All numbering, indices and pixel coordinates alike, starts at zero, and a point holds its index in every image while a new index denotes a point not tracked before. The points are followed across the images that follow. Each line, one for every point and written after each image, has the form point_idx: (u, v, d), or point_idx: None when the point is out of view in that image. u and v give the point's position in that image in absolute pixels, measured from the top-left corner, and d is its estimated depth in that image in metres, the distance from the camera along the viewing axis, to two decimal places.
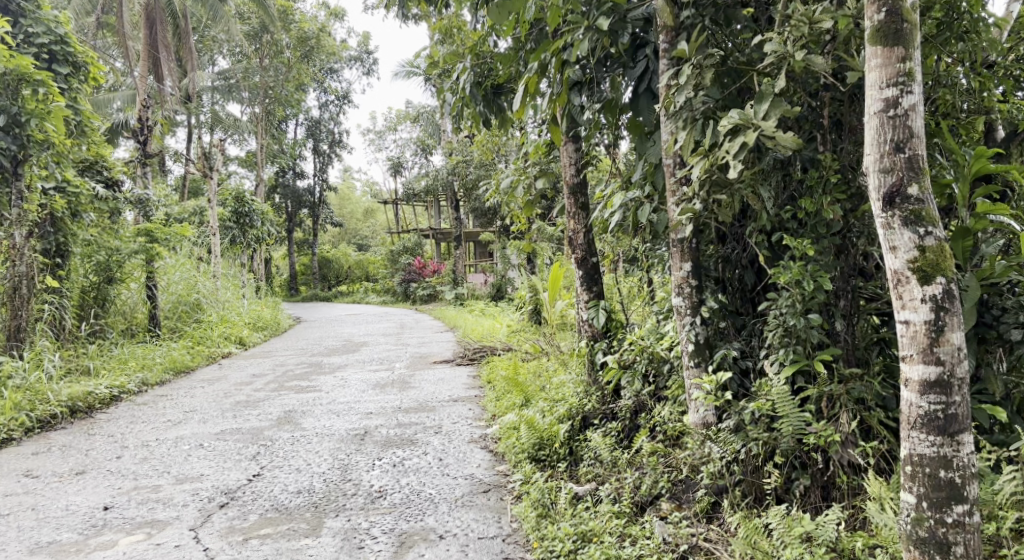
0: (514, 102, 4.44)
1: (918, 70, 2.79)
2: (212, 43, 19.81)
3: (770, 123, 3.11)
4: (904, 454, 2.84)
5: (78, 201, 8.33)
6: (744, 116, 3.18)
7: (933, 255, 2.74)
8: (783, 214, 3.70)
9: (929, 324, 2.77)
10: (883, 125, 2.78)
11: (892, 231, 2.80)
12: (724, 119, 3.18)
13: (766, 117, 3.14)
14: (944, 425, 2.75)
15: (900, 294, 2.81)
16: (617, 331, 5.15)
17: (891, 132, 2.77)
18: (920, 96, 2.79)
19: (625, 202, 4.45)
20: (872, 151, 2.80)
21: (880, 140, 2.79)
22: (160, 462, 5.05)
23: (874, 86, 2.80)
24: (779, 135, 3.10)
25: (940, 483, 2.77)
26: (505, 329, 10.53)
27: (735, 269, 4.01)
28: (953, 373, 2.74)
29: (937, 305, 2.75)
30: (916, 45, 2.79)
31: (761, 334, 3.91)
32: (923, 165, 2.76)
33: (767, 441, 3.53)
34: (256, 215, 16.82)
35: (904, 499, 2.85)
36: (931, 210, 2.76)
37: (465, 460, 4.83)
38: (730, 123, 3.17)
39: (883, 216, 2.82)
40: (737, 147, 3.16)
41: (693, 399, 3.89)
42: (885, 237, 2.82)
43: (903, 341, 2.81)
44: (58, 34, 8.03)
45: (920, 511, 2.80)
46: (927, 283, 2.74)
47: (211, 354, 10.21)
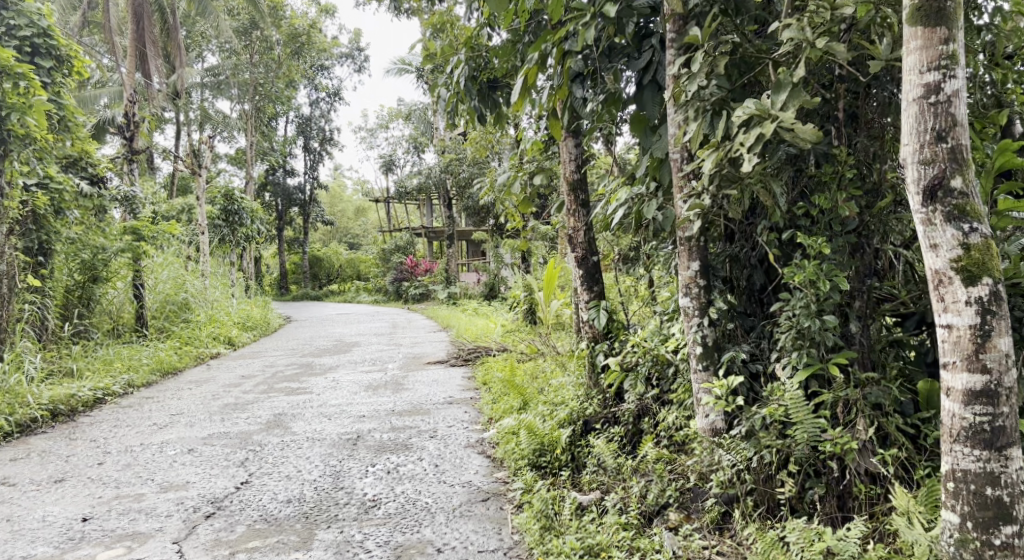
0: (513, 94, 4.27)
1: (962, 52, 2.65)
2: (201, 39, 19.56)
3: (788, 114, 2.95)
4: (947, 470, 2.74)
5: (61, 197, 8.11)
6: (761, 106, 3.02)
7: (979, 253, 2.62)
8: (795, 211, 3.54)
9: (974, 327, 2.65)
10: (924, 111, 2.65)
11: (933, 227, 2.68)
12: (740, 108, 3.03)
13: (783, 108, 2.98)
14: (990, 439, 2.64)
15: (943, 295, 2.68)
16: (619, 332, 4.99)
17: (933, 121, 2.64)
18: (964, 80, 2.65)
19: (630, 197, 4.32)
20: (911, 141, 2.68)
21: (921, 129, 2.66)
22: (144, 469, 4.86)
23: (914, 70, 2.67)
24: (797, 126, 2.95)
25: (986, 501, 2.66)
26: (500, 329, 10.36)
27: (744, 268, 3.82)
28: (1000, 382, 2.62)
29: (984, 308, 2.62)
30: (959, 26, 2.65)
31: (771, 336, 3.75)
32: (967, 155, 2.63)
33: (780, 448, 3.39)
34: (245, 213, 16.60)
35: (946, 518, 2.75)
36: (976, 205, 2.64)
37: (463, 466, 4.66)
38: (746, 112, 3.02)
39: (923, 211, 2.69)
40: (753, 138, 3.00)
41: (701, 404, 3.75)
42: (925, 234, 2.70)
43: (946, 346, 2.68)
44: (42, 26, 7.83)
45: (965, 532, 2.69)
46: (972, 284, 2.61)
47: (199, 354, 10.00)
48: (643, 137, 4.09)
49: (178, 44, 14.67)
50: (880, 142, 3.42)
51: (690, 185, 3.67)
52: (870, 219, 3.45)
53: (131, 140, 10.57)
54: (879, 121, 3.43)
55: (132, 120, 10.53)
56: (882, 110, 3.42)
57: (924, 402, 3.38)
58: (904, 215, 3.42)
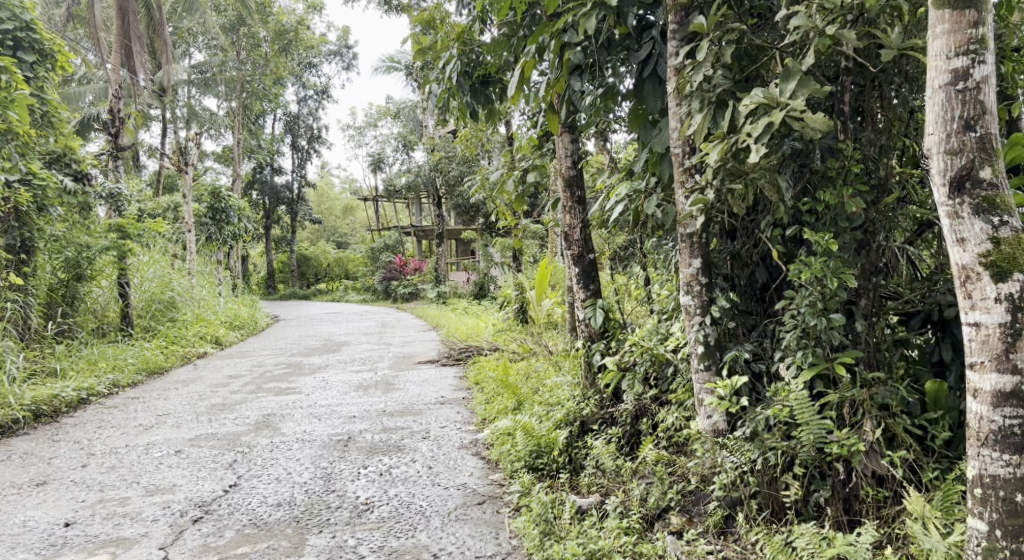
0: (510, 87, 4.19)
1: (991, 37, 2.62)
2: (188, 35, 19.34)
3: (797, 103, 2.88)
4: (974, 475, 2.69)
5: (44, 194, 7.94)
6: (769, 94, 2.94)
7: (1009, 248, 2.58)
8: (800, 206, 3.46)
9: (1004, 326, 2.60)
10: (951, 98, 2.63)
11: (960, 220, 2.65)
12: (747, 98, 2.95)
13: (791, 97, 2.90)
14: (1020, 443, 2.59)
15: (970, 292, 2.64)
16: (615, 331, 4.90)
17: (961, 108, 2.62)
18: (992, 66, 2.62)
19: (630, 193, 4.17)
20: (938, 130, 2.65)
21: (947, 117, 2.64)
22: (129, 471, 4.72)
23: (941, 55, 2.64)
24: (807, 115, 2.88)
25: (1015, 508, 2.61)
26: (491, 328, 10.26)
27: (746, 266, 3.74)
28: None
29: (1013, 305, 2.58)
30: (989, 10, 2.62)
31: (774, 335, 3.66)
32: (996, 145, 2.60)
33: (785, 449, 3.31)
34: (233, 211, 16.43)
35: (974, 526, 2.70)
36: (1006, 197, 2.60)
37: (457, 468, 4.55)
38: (754, 101, 2.95)
39: (950, 204, 2.67)
40: (761, 128, 2.92)
41: (703, 404, 3.67)
42: (951, 228, 2.68)
43: (974, 346, 2.64)
44: (24, 20, 7.67)
45: (993, 540, 2.64)
46: (1002, 281, 2.57)
47: (185, 353, 9.85)
48: (643, 131, 4.00)
49: (165, 41, 14.48)
50: (887, 136, 3.34)
51: (692, 181, 3.58)
52: (876, 215, 3.38)
53: (116, 136, 10.38)
54: (885, 115, 3.35)
55: (117, 116, 10.33)
56: (887, 103, 3.34)
57: (931, 402, 3.31)
58: (911, 211, 3.34)
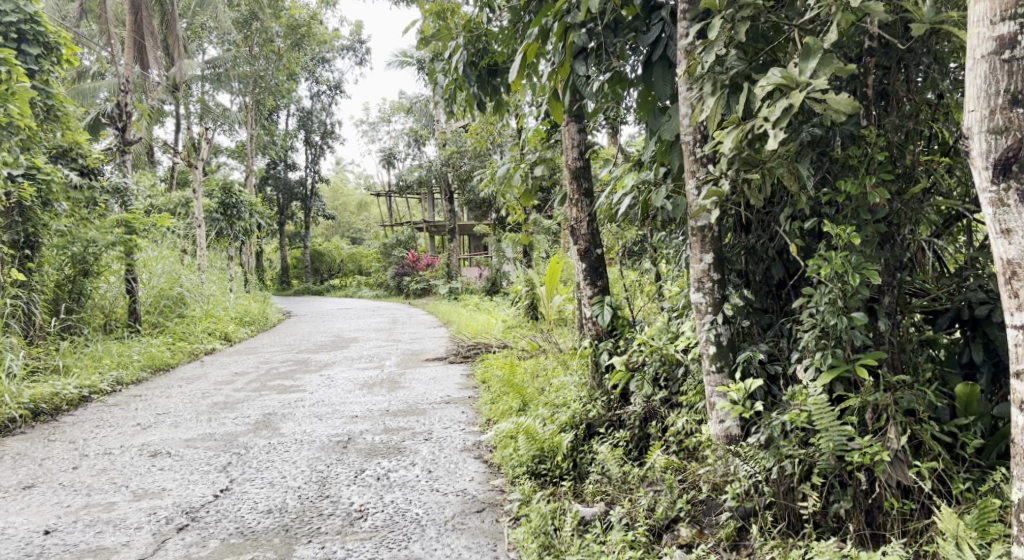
0: (512, 73, 3.99)
1: None
2: (201, 30, 19.22)
3: (818, 84, 2.64)
4: (1020, 498, 2.47)
5: (49, 189, 7.77)
6: (787, 74, 2.70)
7: None
8: (819, 197, 3.22)
9: None
10: (996, 70, 2.42)
11: (1005, 209, 2.44)
12: (763, 79, 2.72)
13: (812, 77, 2.65)
14: None
15: (1016, 291, 2.43)
16: (624, 330, 4.68)
17: (1007, 82, 2.41)
18: None
19: (637, 183, 4.01)
20: (981, 107, 2.45)
21: (991, 92, 2.43)
22: (119, 474, 4.56)
23: (984, 22, 2.43)
24: (830, 96, 2.63)
25: None
26: (500, 325, 10.07)
27: (761, 261, 3.52)
28: None
29: None
30: None
31: (791, 334, 3.43)
32: None
33: (802, 458, 3.09)
34: (244, 206, 16.29)
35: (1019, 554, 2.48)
36: None
37: (457, 473, 4.36)
38: (770, 83, 2.70)
39: (994, 191, 2.46)
40: (779, 111, 2.68)
41: (714, 407, 3.45)
42: (995, 218, 2.47)
43: (1020, 351, 2.43)
44: (28, 12, 7.54)
45: None
46: None
47: (192, 350, 9.71)
48: (653, 119, 3.79)
49: (176, 36, 14.34)
50: (914, 121, 3.12)
51: (704, 170, 3.36)
52: (901, 207, 3.15)
53: (124, 130, 10.23)
54: (911, 99, 3.13)
55: (124, 111, 10.18)
56: (914, 86, 3.12)
57: (961, 407, 3.07)
58: (939, 202, 3.12)
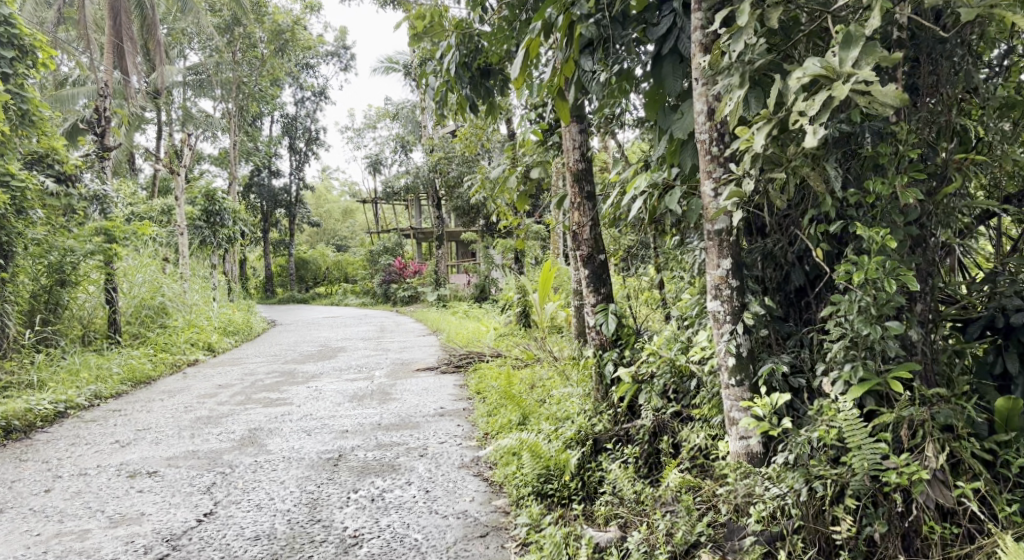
0: (512, 69, 3.77)
1: None
2: (183, 36, 18.87)
3: (863, 74, 2.43)
4: None
5: (24, 196, 7.42)
6: (827, 65, 2.49)
7: None
8: (846, 198, 3.01)
9: None
10: None
11: None
12: (800, 70, 2.50)
13: (855, 67, 2.45)
14: None
15: None
16: (629, 339, 4.45)
17: None
18: None
19: (649, 185, 3.78)
20: None
21: None
22: (94, 498, 4.29)
23: None
24: (876, 89, 2.45)
25: None
26: (492, 333, 9.83)
27: (780, 266, 3.31)
28: None
29: None
30: None
31: (814, 344, 3.22)
32: None
33: (833, 478, 2.87)
34: (227, 214, 15.96)
35: None
36: None
37: (457, 492, 4.13)
38: (809, 73, 2.49)
39: None
40: (819, 104, 2.46)
41: (734, 422, 3.23)
42: None
43: None
44: (3, 14, 7.22)
45: None
46: None
47: (175, 361, 9.40)
48: (663, 117, 3.56)
49: (157, 40, 13.99)
50: (946, 116, 2.92)
51: (722, 170, 3.15)
52: (932, 208, 2.95)
53: (102, 136, 9.90)
54: (942, 93, 2.93)
55: (102, 116, 9.85)
56: (947, 79, 2.92)
57: (1001, 423, 2.87)
58: (972, 204, 2.93)
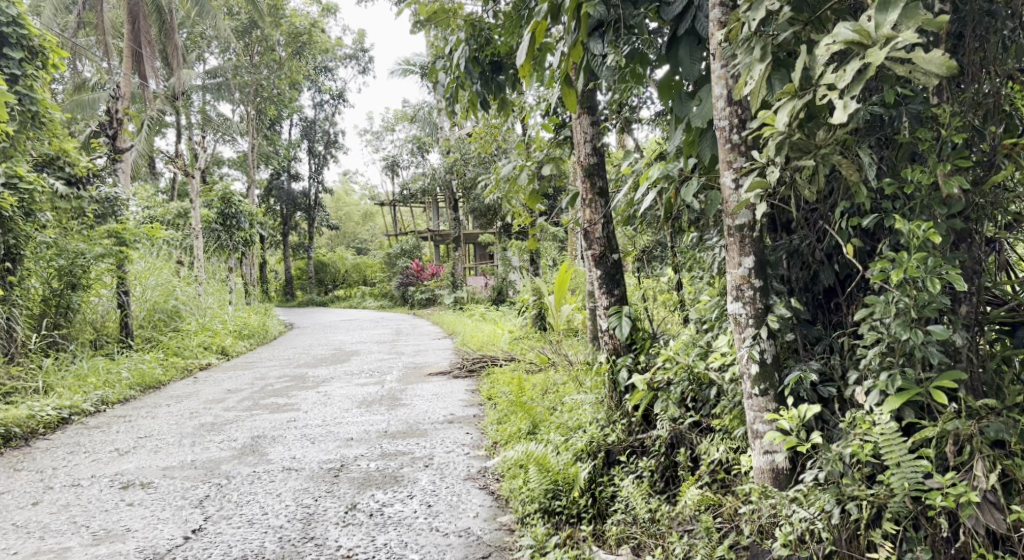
0: (518, 55, 3.54)
1: None
2: (201, 40, 18.77)
3: (903, 40, 2.16)
4: None
5: (33, 198, 7.14)
6: (860, 29, 2.22)
7: None
8: (881, 188, 2.73)
9: None
10: None
11: None
12: (830, 36, 2.24)
13: (894, 32, 2.18)
14: None
15: None
16: (644, 344, 4.19)
17: None
18: None
19: (664, 177, 3.52)
20: None
21: None
22: (82, 512, 4.11)
23: None
24: (919, 55, 2.21)
25: None
26: (507, 336, 9.58)
27: (807, 265, 3.03)
28: None
29: None
30: None
31: (845, 350, 2.94)
32: None
33: (869, 499, 2.59)
34: (244, 217, 15.75)
35: None
36: None
37: (460, 507, 3.89)
38: (839, 40, 2.23)
39: None
40: (852, 74, 2.19)
41: (757, 435, 2.95)
42: None
43: None
44: (12, 14, 7.05)
45: None
46: None
47: (186, 366, 9.23)
48: (678, 104, 3.29)
49: (175, 44, 13.84)
50: (993, 98, 2.63)
51: (743, 159, 2.88)
52: (979, 200, 2.65)
53: (115, 138, 9.74)
54: (989, 73, 2.63)
55: (115, 118, 9.65)
56: (995, 57, 2.63)
57: None
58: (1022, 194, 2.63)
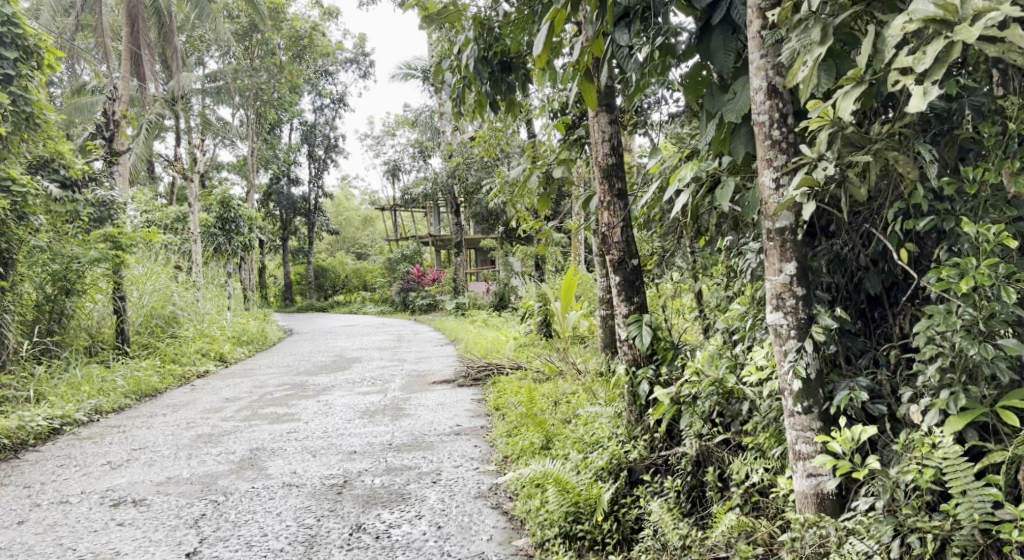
0: (535, 47, 3.26)
1: None
2: (201, 43, 18.52)
3: (995, 16, 2.00)
4: None
5: (26, 201, 6.86)
6: (944, 4, 2.07)
7: None
8: (940, 188, 2.49)
9: None
10: None
11: None
12: (907, 14, 2.10)
13: (987, 7, 2.02)
14: None
15: None
16: (666, 354, 3.94)
17: None
18: None
19: (696, 177, 3.26)
20: None
21: None
22: (69, 532, 3.89)
23: None
24: (1014, 31, 2.05)
25: None
26: (511, 343, 9.34)
27: (852, 272, 2.80)
28: None
29: None
30: None
31: (895, 365, 2.70)
32: None
33: (933, 532, 2.36)
34: (244, 221, 15.48)
35: None
36: None
37: (472, 529, 3.66)
38: (917, 18, 2.08)
39: None
40: (932, 57, 2.06)
41: (800, 457, 2.71)
42: None
43: None
44: (6, 14, 6.73)
45: None
46: None
47: (184, 373, 8.98)
48: (710, 98, 3.04)
49: (175, 47, 13.61)
50: None
51: (784, 157, 2.64)
52: None
53: (112, 140, 9.45)
54: None
55: (112, 119, 9.38)
56: None
57: None
58: None
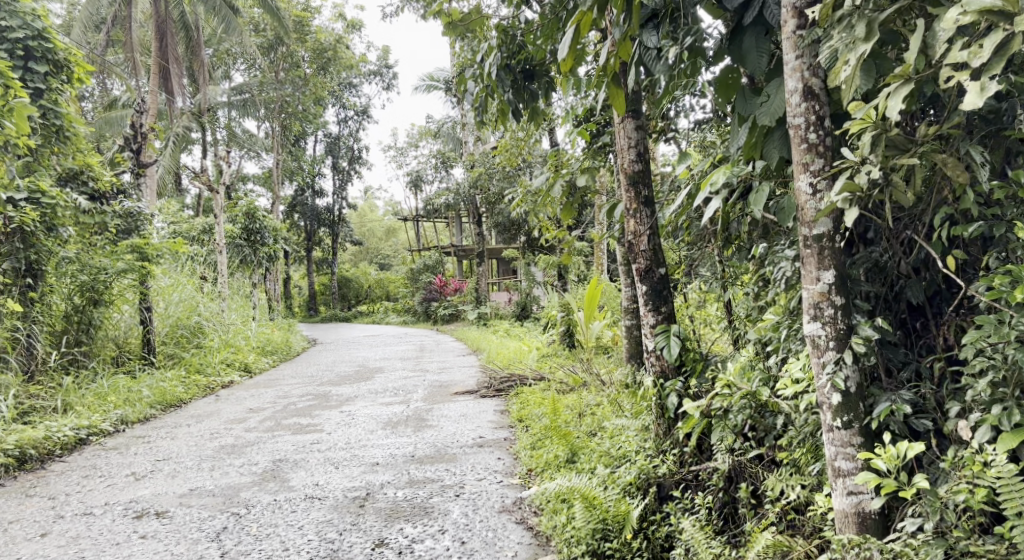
0: (561, 50, 3.16)
1: None
2: (227, 57, 18.69)
3: None
4: None
5: (55, 213, 6.87)
6: None
7: None
8: (988, 193, 2.39)
9: None
10: None
11: None
12: (960, 7, 2.03)
13: None
14: None
15: None
16: (696, 366, 3.83)
17: None
18: None
19: (728, 182, 3.16)
20: None
21: None
22: (92, 545, 3.86)
23: None
24: None
25: None
26: (534, 353, 9.24)
27: (891, 279, 2.68)
28: None
29: None
30: None
31: (940, 377, 2.59)
32: None
33: (987, 556, 2.26)
34: (268, 232, 15.53)
35: None
36: None
37: (497, 546, 3.57)
38: (972, 10, 2.02)
39: None
40: (991, 50, 2.00)
41: (839, 474, 2.58)
42: None
43: None
44: (37, 28, 6.88)
45: None
46: None
47: (208, 384, 8.98)
48: (743, 101, 2.94)
49: (202, 60, 13.67)
50: None
51: (820, 162, 2.54)
52: None
53: (140, 152, 9.51)
54: None
55: (140, 132, 9.45)
56: None
57: None
58: None
